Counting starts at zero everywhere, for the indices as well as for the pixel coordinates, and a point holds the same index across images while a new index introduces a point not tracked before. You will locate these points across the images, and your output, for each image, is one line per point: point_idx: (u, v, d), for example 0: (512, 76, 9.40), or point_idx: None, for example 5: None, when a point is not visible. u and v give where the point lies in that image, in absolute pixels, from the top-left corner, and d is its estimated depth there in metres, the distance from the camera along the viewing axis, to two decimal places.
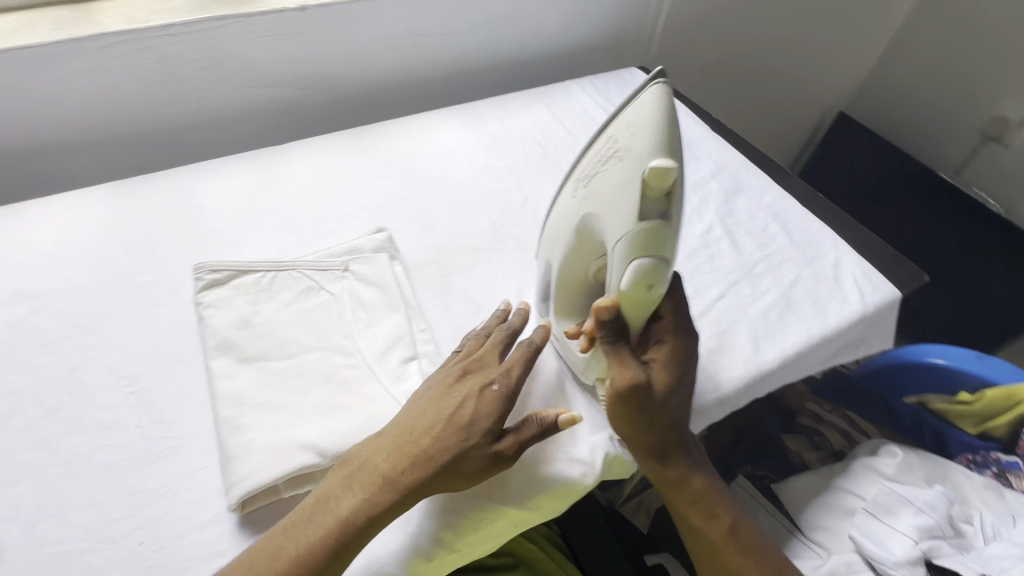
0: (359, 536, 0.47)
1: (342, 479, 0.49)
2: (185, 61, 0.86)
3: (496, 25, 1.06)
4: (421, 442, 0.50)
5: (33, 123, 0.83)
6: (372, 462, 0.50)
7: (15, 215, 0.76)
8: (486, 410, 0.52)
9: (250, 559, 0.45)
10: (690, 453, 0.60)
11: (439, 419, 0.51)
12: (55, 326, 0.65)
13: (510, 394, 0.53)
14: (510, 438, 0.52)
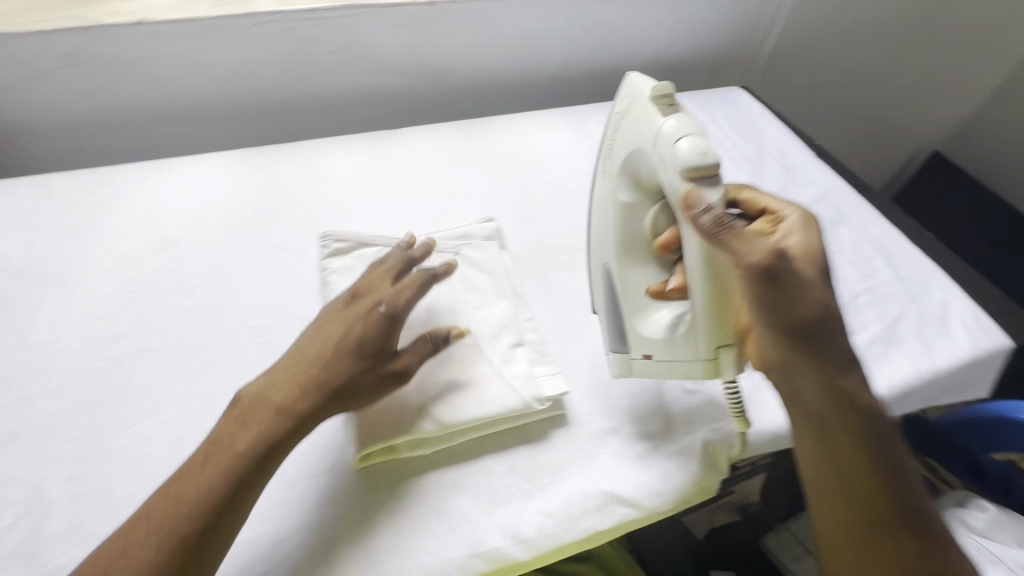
0: (262, 464, 0.49)
1: (238, 420, 0.50)
2: (320, 43, 0.91)
3: (607, 32, 1.08)
4: (309, 369, 0.53)
5: (182, 88, 0.90)
6: (267, 400, 0.51)
7: (162, 169, 0.84)
8: (371, 332, 0.54)
9: (156, 505, 0.46)
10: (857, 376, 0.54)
11: (334, 348, 0.53)
12: (196, 274, 0.71)
13: (398, 313, 0.55)
14: (405, 356, 0.56)
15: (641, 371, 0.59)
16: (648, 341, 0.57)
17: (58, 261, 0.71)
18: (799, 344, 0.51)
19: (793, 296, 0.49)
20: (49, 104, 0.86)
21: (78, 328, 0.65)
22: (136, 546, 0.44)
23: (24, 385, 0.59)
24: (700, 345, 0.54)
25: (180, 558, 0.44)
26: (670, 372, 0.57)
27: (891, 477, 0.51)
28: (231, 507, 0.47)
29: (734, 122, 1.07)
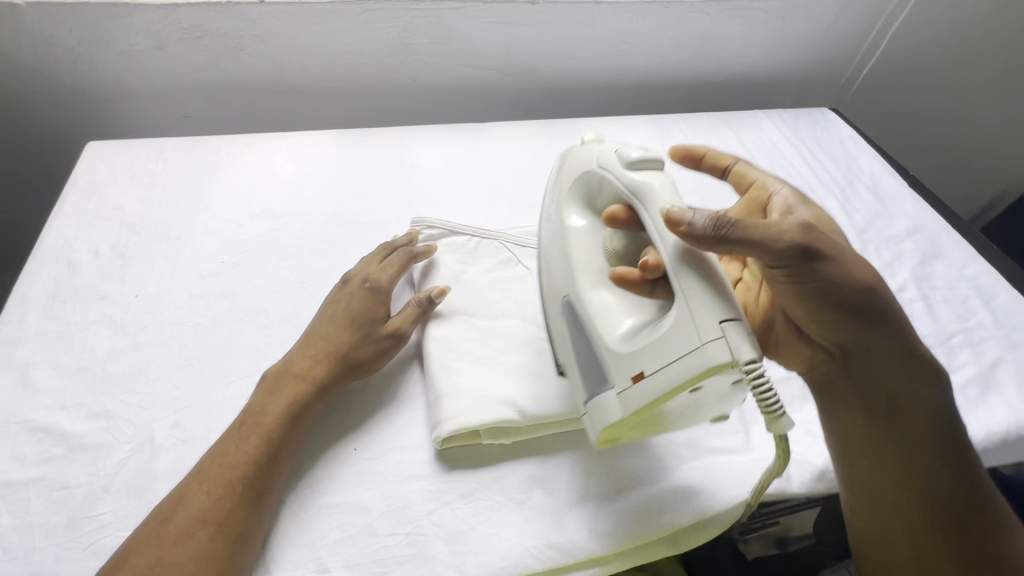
0: (293, 424, 0.53)
1: (267, 391, 0.55)
2: (420, 34, 0.94)
3: (698, 43, 1.08)
4: (323, 340, 0.59)
5: (287, 67, 0.94)
6: (289, 371, 0.56)
7: (264, 142, 0.88)
8: (370, 301, 0.62)
9: (213, 465, 0.49)
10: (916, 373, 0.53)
11: (342, 320, 0.61)
12: (293, 245, 0.75)
13: (383, 288, 0.64)
14: (397, 319, 0.62)
15: (627, 410, 0.46)
16: (635, 356, 0.47)
17: (168, 220, 0.76)
18: (853, 327, 0.50)
19: (843, 273, 0.47)
20: (167, 72, 0.91)
21: (185, 285, 0.69)
22: (191, 498, 0.47)
23: (137, 332, 0.63)
24: (702, 324, 0.43)
25: (237, 499, 0.47)
26: (668, 387, 0.43)
27: (958, 459, 0.50)
28: (275, 460, 0.51)
29: (822, 144, 1.04)
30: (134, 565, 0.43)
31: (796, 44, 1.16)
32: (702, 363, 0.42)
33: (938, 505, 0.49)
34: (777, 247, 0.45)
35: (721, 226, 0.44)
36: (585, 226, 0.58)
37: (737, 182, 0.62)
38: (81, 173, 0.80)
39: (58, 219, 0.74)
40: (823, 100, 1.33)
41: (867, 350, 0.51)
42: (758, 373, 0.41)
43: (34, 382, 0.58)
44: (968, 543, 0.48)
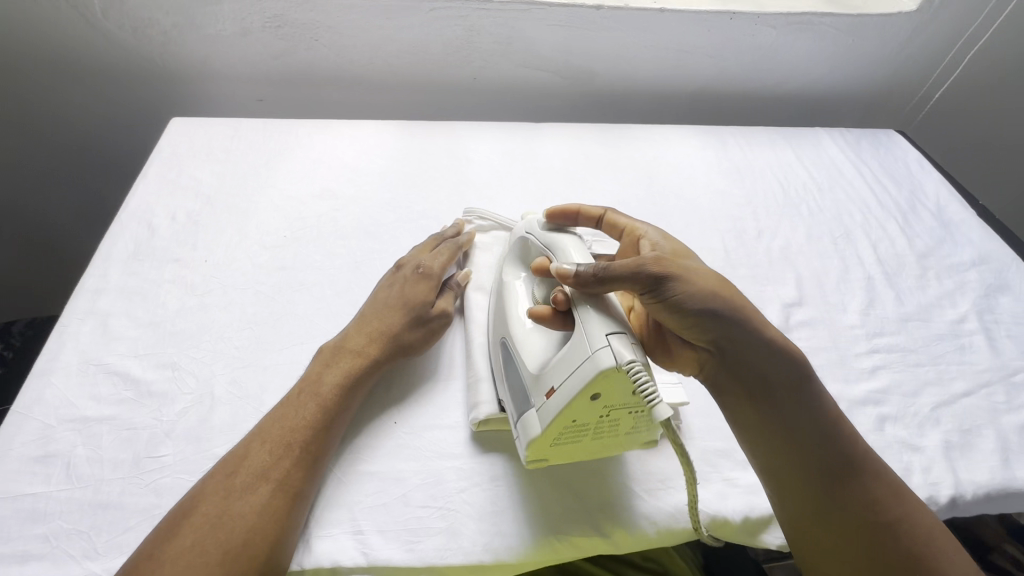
0: (348, 395, 0.56)
1: (325, 362, 0.58)
2: (485, 34, 0.97)
3: (761, 56, 1.07)
4: (377, 320, 0.62)
5: (357, 58, 0.99)
6: (345, 347, 0.59)
7: (330, 128, 0.93)
8: (422, 288, 0.65)
9: (275, 422, 0.52)
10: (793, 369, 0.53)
11: (395, 303, 0.63)
12: (350, 226, 0.78)
13: (435, 274, 0.67)
14: (443, 303, 0.65)
15: (541, 425, 0.48)
16: (546, 374, 0.50)
17: (239, 194, 0.81)
18: (724, 336, 0.52)
19: (688, 284, 0.51)
20: (248, 58, 0.97)
21: (250, 254, 0.73)
22: (253, 455, 0.49)
23: (205, 294, 0.68)
24: (591, 335, 0.47)
25: (295, 459, 0.50)
26: (568, 396, 0.46)
27: (834, 435, 0.52)
28: (331, 427, 0.53)
29: (885, 166, 1.01)
30: (202, 513, 0.45)
31: (864, 63, 1.13)
32: (591, 368, 0.45)
33: (825, 483, 0.50)
34: (636, 280, 0.50)
35: (593, 273, 0.50)
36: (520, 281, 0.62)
37: (613, 229, 0.63)
38: (165, 145, 0.86)
39: (142, 186, 0.80)
40: (888, 122, 1.29)
41: (735, 351, 0.52)
42: (637, 375, 0.44)
43: (112, 331, 0.63)
44: (862, 520, 0.49)
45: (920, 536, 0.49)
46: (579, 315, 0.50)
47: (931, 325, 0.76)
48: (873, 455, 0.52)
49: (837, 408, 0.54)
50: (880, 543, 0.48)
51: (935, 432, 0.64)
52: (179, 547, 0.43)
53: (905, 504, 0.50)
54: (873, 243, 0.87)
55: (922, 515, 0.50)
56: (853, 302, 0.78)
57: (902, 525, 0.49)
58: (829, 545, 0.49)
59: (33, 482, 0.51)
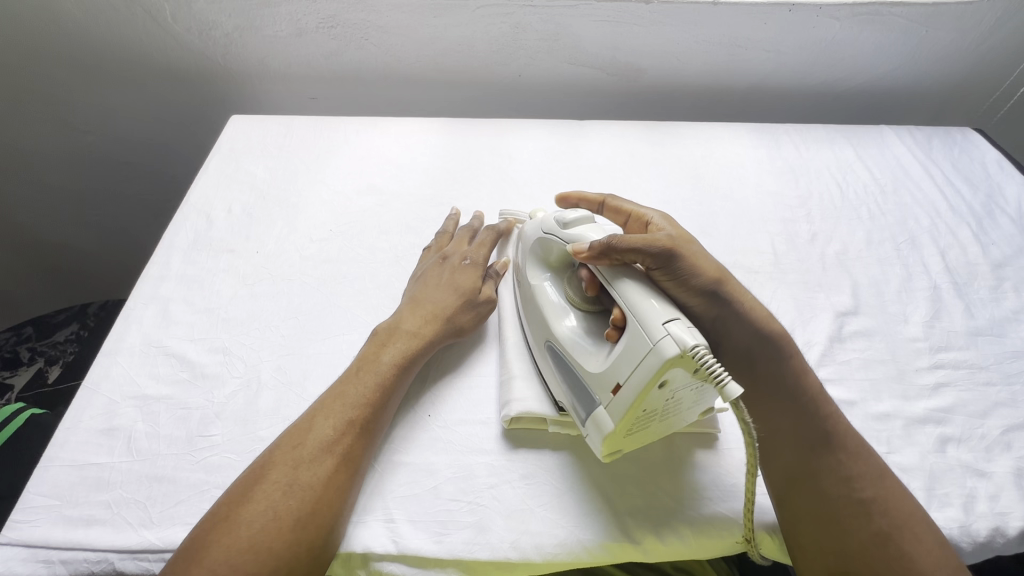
0: (402, 374, 0.57)
1: (379, 343, 0.59)
2: (530, 31, 0.97)
3: (821, 50, 1.01)
4: (430, 302, 0.63)
5: (404, 57, 1.01)
6: (401, 327, 0.61)
7: (378, 126, 0.95)
8: (470, 275, 0.66)
9: (334, 398, 0.53)
10: (782, 352, 0.56)
11: (448, 287, 0.65)
12: (394, 221, 0.80)
13: (483, 261, 0.68)
14: (489, 288, 0.67)
15: (614, 420, 0.48)
16: (609, 372, 0.49)
17: (289, 189, 0.84)
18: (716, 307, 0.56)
19: (687, 260, 0.55)
20: (303, 57, 1.01)
21: (298, 247, 0.76)
22: (318, 429, 0.51)
23: (256, 284, 0.71)
24: (648, 328, 0.46)
25: (356, 435, 0.52)
26: (637, 390, 0.46)
27: (812, 411, 0.54)
28: (386, 406, 0.55)
29: (958, 167, 0.93)
30: (273, 481, 0.47)
31: (938, 55, 1.05)
32: (657, 360, 0.45)
33: (800, 455, 0.52)
34: (648, 254, 0.53)
35: (607, 246, 0.52)
36: (546, 281, 0.62)
37: (617, 213, 0.67)
38: (224, 141, 0.91)
39: (202, 179, 0.85)
40: (964, 119, 1.19)
41: (723, 326, 0.57)
42: (705, 359, 0.43)
43: (172, 316, 0.67)
44: (834, 493, 0.50)
45: (896, 517, 0.48)
46: (616, 291, 0.51)
47: (1006, 341, 0.70)
48: (859, 440, 0.53)
49: (821, 389, 0.56)
50: (850, 518, 0.49)
51: (1005, 458, 0.59)
52: (252, 513, 0.45)
53: (888, 488, 0.50)
54: (942, 250, 0.81)
55: (905, 502, 0.49)
56: (915, 313, 0.73)
57: (878, 504, 0.49)
58: (802, 515, 0.50)
59: (99, 453, 0.55)
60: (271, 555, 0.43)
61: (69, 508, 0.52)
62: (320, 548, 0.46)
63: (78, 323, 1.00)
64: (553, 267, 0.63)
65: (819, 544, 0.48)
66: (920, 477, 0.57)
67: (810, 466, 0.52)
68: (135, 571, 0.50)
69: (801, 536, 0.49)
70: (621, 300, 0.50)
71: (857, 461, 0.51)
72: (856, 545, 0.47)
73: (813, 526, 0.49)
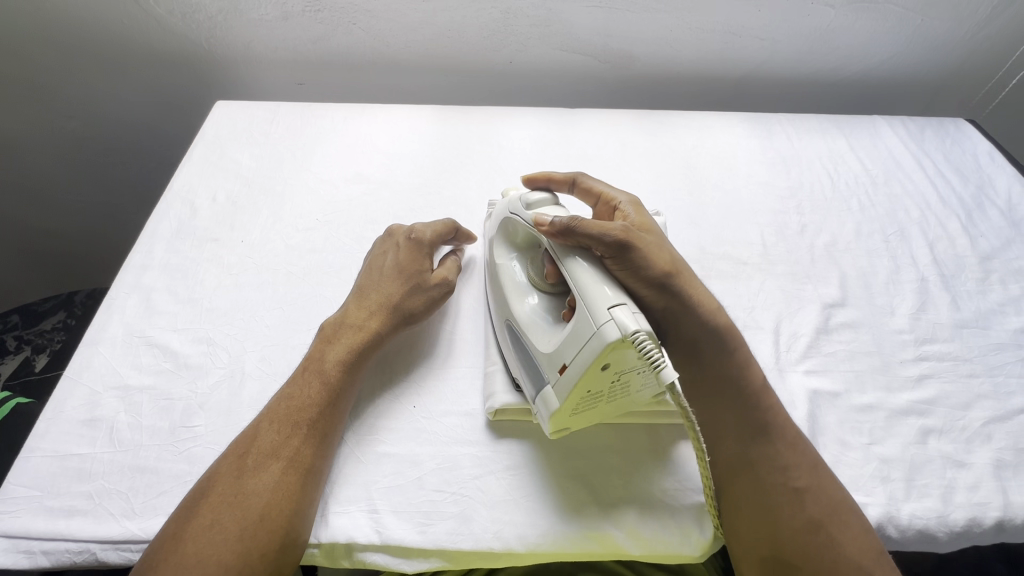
0: (350, 372, 0.56)
1: (327, 339, 0.58)
2: (522, 16, 0.95)
3: (816, 38, 1.00)
4: (375, 293, 0.62)
5: (394, 41, 0.99)
6: (346, 322, 0.59)
7: (367, 113, 0.93)
8: (411, 258, 0.65)
9: (269, 413, 0.52)
10: (726, 349, 0.56)
11: (391, 274, 0.63)
12: (381, 211, 0.79)
13: (427, 242, 0.66)
14: (441, 272, 0.65)
15: (560, 399, 0.49)
16: (558, 350, 0.50)
17: (275, 176, 0.83)
18: (671, 299, 0.54)
19: (641, 249, 0.53)
20: (290, 42, 0.99)
21: (284, 236, 0.75)
22: (263, 435, 0.51)
23: (240, 273, 0.71)
24: (595, 311, 0.47)
25: (304, 436, 0.51)
26: (580, 369, 0.47)
27: (753, 403, 0.55)
28: (334, 405, 0.54)
29: (949, 157, 0.93)
30: (218, 496, 0.47)
31: (934, 43, 1.04)
32: (599, 343, 0.45)
33: (740, 443, 0.54)
34: (601, 241, 0.51)
35: (568, 224, 0.51)
36: (512, 260, 0.62)
37: (587, 192, 0.65)
38: (209, 128, 0.90)
39: (186, 167, 0.83)
40: (957, 109, 1.18)
41: (675, 320, 0.55)
42: (644, 345, 0.43)
43: (155, 306, 0.67)
44: (770, 481, 0.51)
45: (828, 505, 0.50)
46: (570, 273, 0.51)
47: (991, 334, 0.70)
48: (796, 432, 0.54)
49: (763, 382, 0.57)
50: (786, 505, 0.50)
51: (983, 450, 0.59)
52: (199, 527, 0.45)
53: (821, 477, 0.52)
54: (930, 242, 0.81)
55: (835, 489, 0.51)
56: (903, 305, 0.73)
57: (810, 493, 0.50)
58: (741, 502, 0.51)
59: (81, 444, 0.55)
60: (219, 566, 0.43)
61: (50, 499, 0.52)
62: (275, 555, 0.45)
63: (64, 312, 0.99)
64: (520, 246, 0.63)
65: (755, 534, 0.49)
66: (902, 468, 0.58)
67: (748, 455, 0.53)
68: (117, 562, 0.50)
69: (740, 521, 0.50)
70: (571, 279, 0.50)
71: (793, 459, 0.52)
72: (789, 532, 0.49)
73: (750, 515, 0.50)
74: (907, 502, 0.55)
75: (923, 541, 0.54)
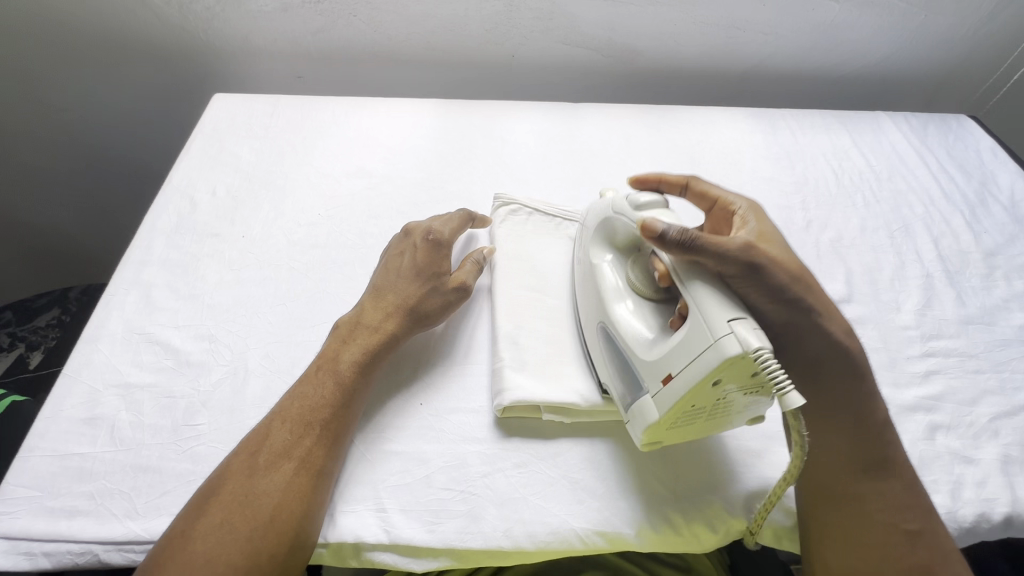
0: (364, 374, 0.55)
1: (342, 339, 0.58)
2: (525, 10, 0.94)
3: (820, 32, 1.00)
4: (392, 292, 0.61)
5: (396, 34, 0.98)
6: (361, 322, 0.59)
7: (368, 107, 0.92)
8: (430, 258, 0.64)
9: (280, 413, 0.51)
10: (853, 377, 0.54)
11: (409, 274, 0.62)
12: (384, 206, 0.78)
13: (445, 242, 0.65)
14: (459, 275, 0.64)
15: (660, 411, 0.47)
16: (662, 361, 0.47)
17: (276, 170, 0.82)
18: (796, 318, 0.52)
19: (767, 267, 0.49)
20: (289, 33, 0.98)
21: (285, 231, 0.74)
22: (275, 434, 0.50)
23: (241, 269, 0.69)
24: (710, 321, 0.44)
25: (316, 438, 0.50)
26: (689, 383, 0.45)
27: (873, 436, 0.52)
28: (347, 407, 0.53)
29: (952, 154, 0.93)
30: (227, 495, 0.46)
31: (936, 39, 1.04)
32: (715, 357, 0.43)
33: (852, 476, 0.51)
34: (725, 262, 0.48)
35: (686, 241, 0.47)
36: (609, 262, 0.59)
37: (700, 197, 0.61)
38: (207, 121, 0.88)
39: (185, 161, 0.82)
40: (958, 106, 1.18)
41: (798, 334, 0.53)
42: (766, 363, 0.42)
43: (155, 302, 0.66)
44: (880, 519, 0.50)
45: (939, 551, 0.48)
46: (687, 291, 0.48)
47: (995, 330, 0.70)
48: (910, 470, 0.52)
49: (885, 416, 0.54)
50: (893, 547, 0.48)
51: (991, 446, 0.59)
52: (208, 525, 0.44)
53: (933, 521, 0.50)
54: (935, 238, 0.81)
55: (947, 538, 0.49)
56: (908, 301, 0.73)
57: (923, 537, 0.49)
58: (841, 535, 0.49)
59: (81, 442, 0.54)
60: (227, 568, 0.42)
61: (50, 500, 0.51)
62: (284, 557, 0.45)
63: (59, 308, 0.97)
64: (619, 249, 0.59)
65: (855, 568, 0.48)
66: (910, 464, 0.58)
67: (856, 489, 0.51)
68: (120, 563, 0.49)
69: (836, 555, 0.49)
70: (688, 292, 0.47)
71: (908, 498, 0.50)
72: (894, 574, 0.47)
73: (851, 549, 0.49)
74: None
75: None
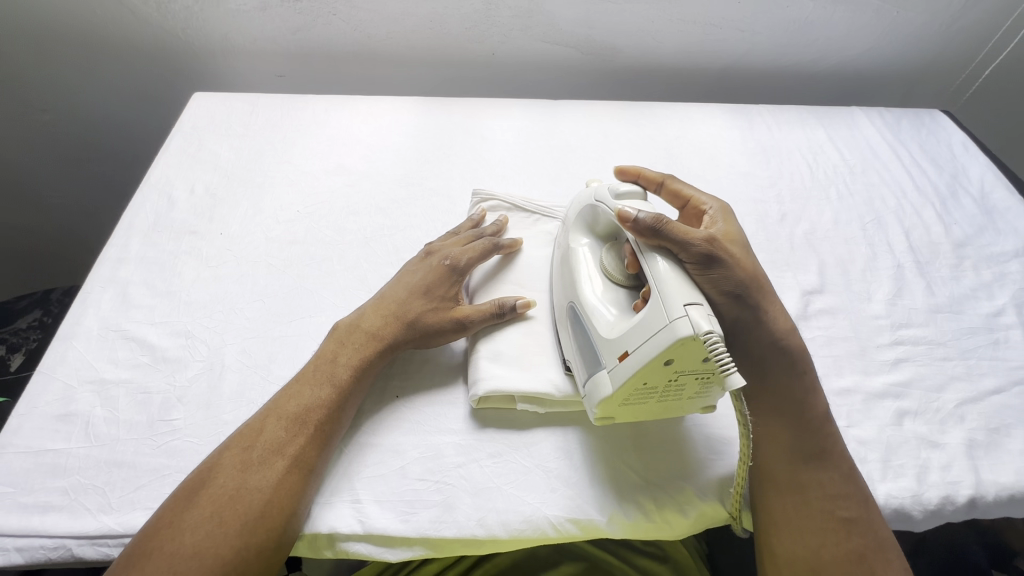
0: (360, 379, 0.56)
1: (338, 342, 0.58)
2: (503, 8, 0.95)
3: (795, 30, 1.02)
4: (393, 300, 0.61)
5: (376, 33, 0.98)
6: (360, 327, 0.59)
7: (348, 105, 0.92)
8: (439, 284, 0.62)
9: (271, 410, 0.52)
10: (800, 371, 0.55)
11: (416, 291, 0.61)
12: (363, 202, 0.79)
13: (460, 269, 0.63)
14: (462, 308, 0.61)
15: (614, 385, 0.48)
16: (620, 340, 0.48)
17: (255, 168, 0.82)
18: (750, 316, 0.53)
19: (724, 262, 0.51)
20: (269, 33, 0.98)
21: (264, 228, 0.74)
22: (269, 430, 0.50)
23: (219, 266, 0.70)
24: (665, 304, 0.45)
25: (309, 437, 0.51)
26: (642, 360, 0.45)
27: (814, 427, 0.53)
28: (341, 410, 0.54)
29: (925, 147, 0.95)
30: (218, 488, 0.46)
31: (909, 36, 1.06)
32: (668, 337, 0.44)
33: (791, 464, 0.52)
34: (686, 249, 0.49)
35: (654, 225, 0.49)
36: (586, 246, 0.59)
37: (673, 195, 0.64)
38: (186, 120, 0.88)
39: (164, 159, 0.82)
40: (933, 101, 1.21)
41: (748, 329, 0.54)
42: (715, 347, 0.43)
43: (131, 299, 0.66)
44: (817, 505, 0.51)
45: (874, 538, 0.49)
46: (649, 272, 0.49)
47: (963, 318, 0.72)
48: (850, 461, 0.53)
49: (827, 411, 0.55)
50: (832, 533, 0.49)
51: (957, 430, 0.61)
52: (198, 518, 0.44)
53: (868, 511, 0.51)
54: (906, 229, 0.82)
55: (881, 527, 0.50)
56: (879, 291, 0.74)
57: (859, 524, 0.50)
58: (784, 520, 0.50)
59: (56, 439, 0.54)
60: (215, 561, 0.43)
61: (24, 495, 0.51)
62: (270, 552, 0.45)
63: (40, 309, 0.96)
64: (599, 236, 0.60)
65: (795, 553, 0.49)
66: (878, 449, 0.59)
67: (800, 478, 0.51)
68: (94, 557, 0.49)
69: (777, 539, 0.50)
70: (649, 276, 0.48)
71: (843, 488, 0.51)
72: (831, 560, 0.48)
73: (793, 534, 0.49)
74: (883, 482, 0.56)
75: (899, 520, 0.55)
